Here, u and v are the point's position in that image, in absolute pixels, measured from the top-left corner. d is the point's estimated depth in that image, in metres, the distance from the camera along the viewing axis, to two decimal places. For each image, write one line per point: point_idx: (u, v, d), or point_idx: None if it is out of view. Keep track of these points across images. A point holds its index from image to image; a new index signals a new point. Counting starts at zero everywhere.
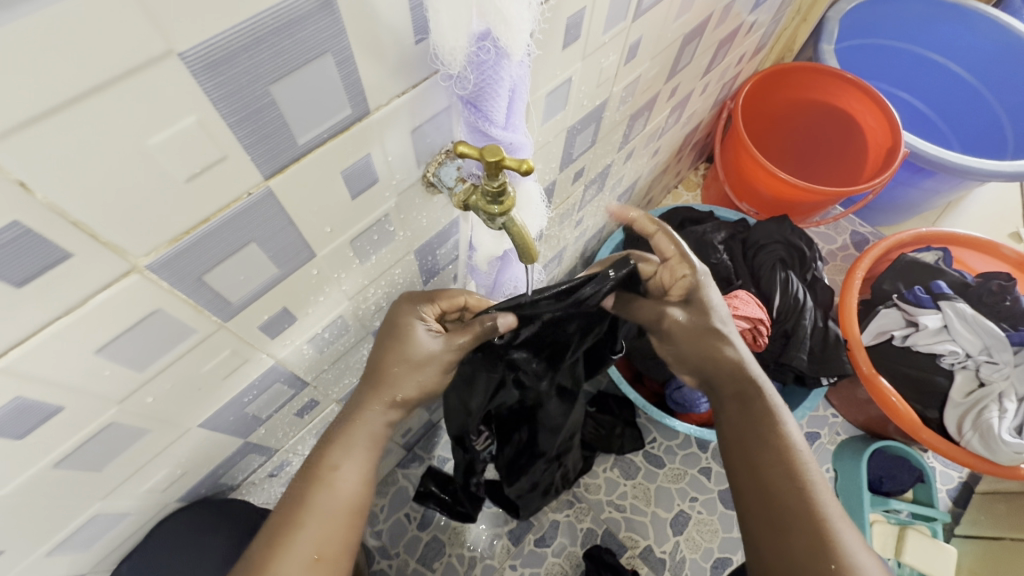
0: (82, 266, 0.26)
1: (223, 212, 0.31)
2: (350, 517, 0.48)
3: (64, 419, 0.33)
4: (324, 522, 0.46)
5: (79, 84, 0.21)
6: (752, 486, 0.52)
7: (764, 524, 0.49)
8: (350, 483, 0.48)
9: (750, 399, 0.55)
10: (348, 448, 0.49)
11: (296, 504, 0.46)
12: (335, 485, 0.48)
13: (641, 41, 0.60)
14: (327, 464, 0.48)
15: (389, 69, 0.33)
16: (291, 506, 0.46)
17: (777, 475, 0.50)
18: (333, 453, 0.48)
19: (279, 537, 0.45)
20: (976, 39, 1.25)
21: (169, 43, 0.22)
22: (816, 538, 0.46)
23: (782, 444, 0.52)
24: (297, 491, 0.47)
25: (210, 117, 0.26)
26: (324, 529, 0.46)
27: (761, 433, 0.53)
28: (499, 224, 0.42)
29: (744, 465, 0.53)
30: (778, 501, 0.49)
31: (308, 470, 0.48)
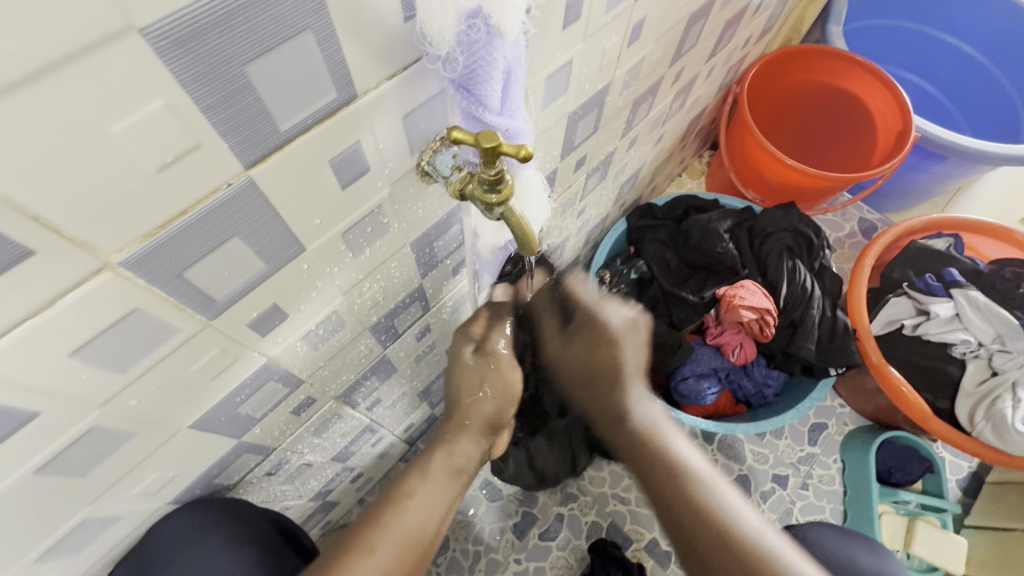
0: (48, 264, 0.25)
1: (202, 205, 0.29)
2: (419, 545, 0.51)
3: (41, 425, 0.32)
4: (395, 542, 0.50)
5: (29, 62, 0.19)
6: (663, 514, 0.60)
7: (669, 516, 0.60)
8: (425, 513, 0.52)
9: (629, 427, 0.64)
10: (426, 479, 0.54)
11: (373, 521, 0.50)
12: (409, 511, 0.52)
13: (645, 21, 0.58)
14: (405, 490, 0.53)
15: (376, 51, 0.30)
16: (368, 521, 0.51)
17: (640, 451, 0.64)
18: (411, 482, 0.54)
19: (357, 544, 0.49)
20: (991, 18, 1.21)
21: (127, 18, 0.20)
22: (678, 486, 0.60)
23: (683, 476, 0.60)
24: (375, 510, 0.51)
25: (180, 100, 0.24)
26: (397, 552, 0.49)
27: (669, 475, 0.60)
28: (497, 214, 0.40)
29: (655, 489, 0.61)
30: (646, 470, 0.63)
31: (389, 494, 0.53)
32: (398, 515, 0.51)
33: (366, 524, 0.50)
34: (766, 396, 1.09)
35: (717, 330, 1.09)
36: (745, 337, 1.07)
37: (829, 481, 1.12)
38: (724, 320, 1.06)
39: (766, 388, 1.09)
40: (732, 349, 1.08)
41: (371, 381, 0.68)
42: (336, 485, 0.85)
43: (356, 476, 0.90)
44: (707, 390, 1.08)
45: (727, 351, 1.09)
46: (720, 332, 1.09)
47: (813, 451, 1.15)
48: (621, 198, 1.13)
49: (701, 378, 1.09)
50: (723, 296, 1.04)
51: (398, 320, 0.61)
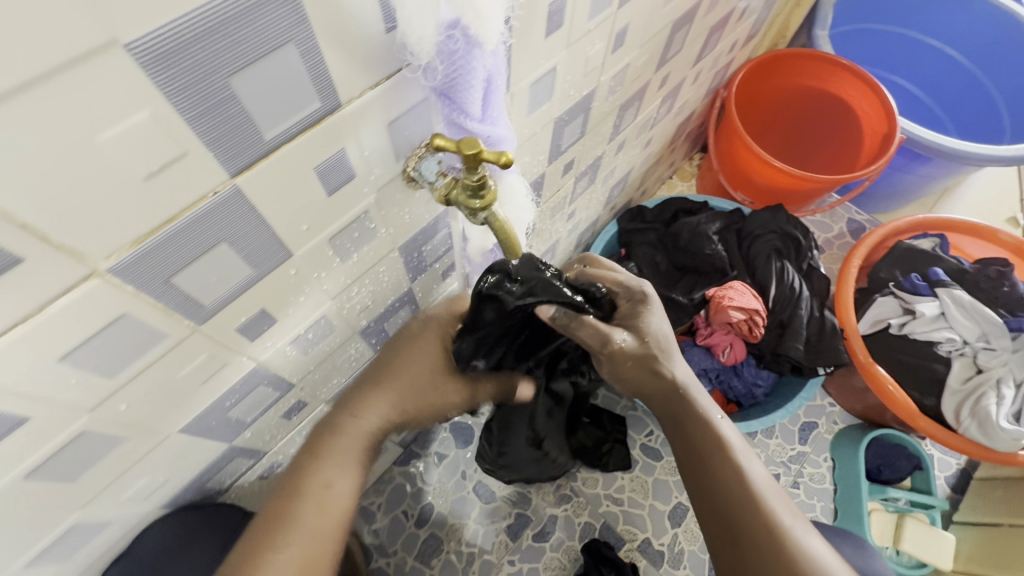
0: (37, 271, 0.25)
1: (189, 212, 0.29)
2: (332, 532, 0.44)
3: (32, 430, 0.32)
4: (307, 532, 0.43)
5: (17, 76, 0.19)
6: (714, 529, 0.52)
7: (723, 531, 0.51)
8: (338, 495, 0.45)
9: (691, 419, 0.54)
10: (339, 455, 0.47)
11: (279, 517, 0.43)
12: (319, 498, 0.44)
13: (629, 28, 0.59)
14: (320, 480, 0.45)
15: (358, 60, 0.31)
16: (273, 517, 0.43)
17: (699, 446, 0.53)
18: (326, 469, 0.46)
19: (261, 547, 0.42)
20: (974, 21, 1.23)
21: (112, 33, 0.21)
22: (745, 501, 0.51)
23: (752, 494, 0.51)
24: (280, 504, 0.44)
25: (165, 111, 0.24)
26: (314, 543, 0.43)
27: (727, 471, 0.52)
28: (481, 219, 0.41)
29: (706, 503, 0.53)
30: (704, 471, 0.53)
31: (296, 482, 0.45)
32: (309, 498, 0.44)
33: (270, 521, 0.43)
34: (756, 396, 1.10)
35: (706, 331, 1.10)
36: (735, 337, 1.08)
37: (819, 479, 1.13)
38: (713, 321, 1.07)
39: (756, 388, 1.09)
40: (722, 349, 1.09)
41: None
42: None
43: None
44: None
45: (717, 351, 1.09)
46: (710, 333, 1.10)
47: (803, 450, 1.16)
48: (611, 201, 1.15)
49: None
50: (713, 297, 1.05)
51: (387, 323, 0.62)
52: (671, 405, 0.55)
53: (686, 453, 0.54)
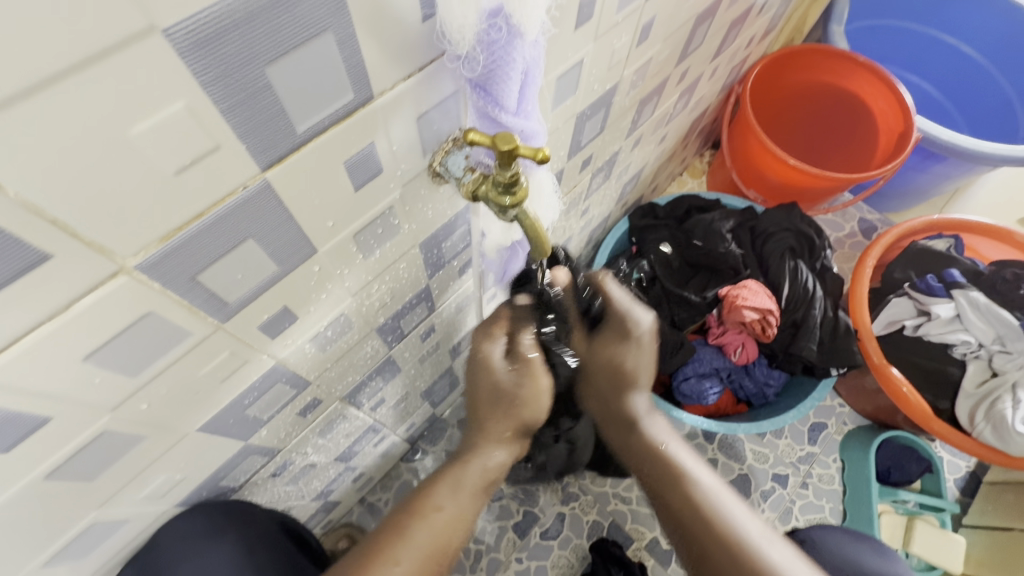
0: (64, 268, 0.24)
1: (218, 208, 0.28)
2: (440, 558, 0.50)
3: (53, 430, 0.31)
4: (417, 553, 0.49)
5: (51, 63, 0.18)
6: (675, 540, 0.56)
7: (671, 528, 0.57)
8: (452, 525, 0.52)
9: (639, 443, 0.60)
10: (457, 491, 0.53)
11: (396, 532, 0.49)
12: (435, 522, 0.51)
13: (654, 21, 0.58)
14: (433, 503, 0.52)
15: (393, 51, 0.30)
16: (389, 532, 0.49)
17: (652, 466, 0.59)
18: (438, 494, 0.53)
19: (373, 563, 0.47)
20: (991, 19, 1.22)
21: (150, 19, 0.20)
22: (684, 504, 0.55)
23: (680, 479, 0.57)
24: (400, 519, 0.51)
25: (200, 101, 0.23)
26: (416, 565, 0.49)
27: (672, 482, 0.57)
28: (511, 216, 0.39)
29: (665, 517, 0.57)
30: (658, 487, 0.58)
31: (413, 503, 0.52)
32: (423, 527, 0.50)
33: (390, 533, 0.49)
34: (767, 396, 1.09)
35: (719, 330, 1.09)
36: (747, 337, 1.07)
37: (828, 480, 1.12)
38: (726, 320, 1.06)
39: (767, 388, 1.09)
40: (734, 349, 1.08)
41: (376, 382, 0.68)
42: (337, 484, 0.85)
43: (357, 475, 0.90)
44: (710, 389, 1.08)
45: (729, 351, 1.08)
46: (722, 333, 1.09)
47: (812, 451, 1.15)
48: (624, 197, 1.13)
49: (703, 378, 1.09)
50: (726, 296, 1.04)
51: (403, 321, 0.61)
52: (623, 421, 0.61)
53: (639, 468, 0.61)
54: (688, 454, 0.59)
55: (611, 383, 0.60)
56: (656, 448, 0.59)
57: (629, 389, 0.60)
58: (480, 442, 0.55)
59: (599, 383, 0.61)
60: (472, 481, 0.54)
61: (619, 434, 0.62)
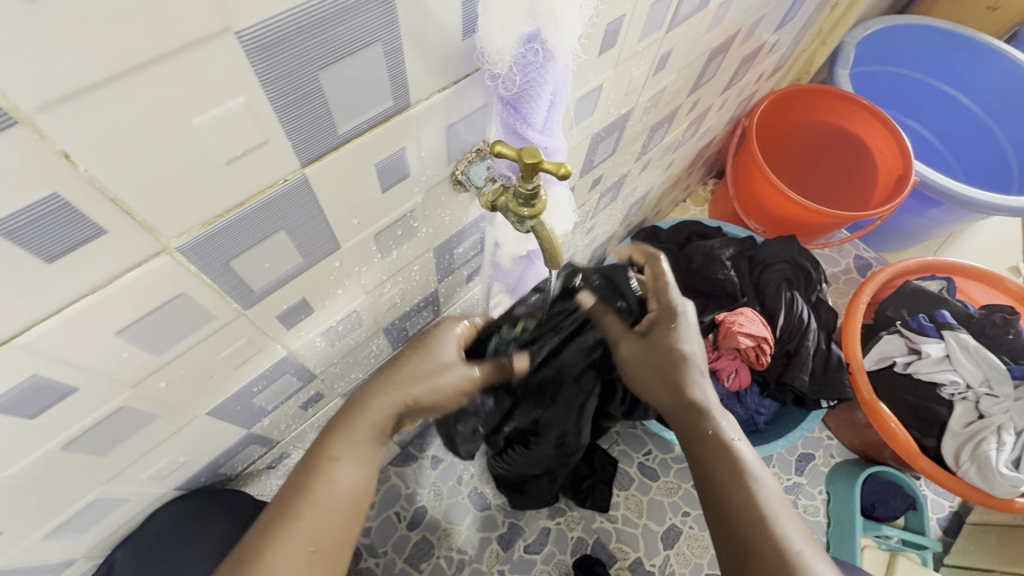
0: (114, 243, 0.25)
1: (257, 198, 0.30)
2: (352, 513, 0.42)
3: (76, 401, 0.32)
4: (326, 517, 0.41)
5: (137, 55, 0.20)
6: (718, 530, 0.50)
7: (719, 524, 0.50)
8: (353, 480, 0.42)
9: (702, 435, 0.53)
10: (351, 438, 0.43)
11: (292, 492, 0.41)
12: (336, 479, 0.42)
13: (671, 52, 0.60)
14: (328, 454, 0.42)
15: (432, 63, 0.32)
16: (291, 491, 0.41)
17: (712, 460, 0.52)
18: (336, 443, 0.43)
19: (273, 529, 0.39)
20: (988, 73, 1.27)
21: (227, 21, 0.21)
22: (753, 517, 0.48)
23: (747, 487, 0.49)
24: (294, 480, 0.42)
25: (258, 98, 0.25)
26: (323, 522, 0.41)
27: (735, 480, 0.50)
28: (527, 227, 0.41)
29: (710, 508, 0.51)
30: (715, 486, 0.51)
31: (308, 457, 0.43)
32: (321, 485, 0.41)
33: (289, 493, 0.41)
34: (757, 424, 1.10)
35: (713, 354, 1.10)
36: (741, 363, 1.08)
37: (813, 512, 1.13)
38: (721, 345, 1.07)
39: (757, 416, 1.10)
40: (727, 374, 1.09)
41: None
42: None
43: None
44: None
45: (722, 376, 1.09)
46: (716, 357, 1.10)
47: (799, 481, 1.16)
48: (627, 219, 1.16)
49: None
50: (723, 321, 1.06)
51: (410, 322, 0.62)
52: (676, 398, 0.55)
53: (699, 471, 0.53)
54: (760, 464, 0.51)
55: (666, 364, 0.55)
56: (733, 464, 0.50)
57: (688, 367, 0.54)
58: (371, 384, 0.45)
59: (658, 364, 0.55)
60: (371, 428, 0.44)
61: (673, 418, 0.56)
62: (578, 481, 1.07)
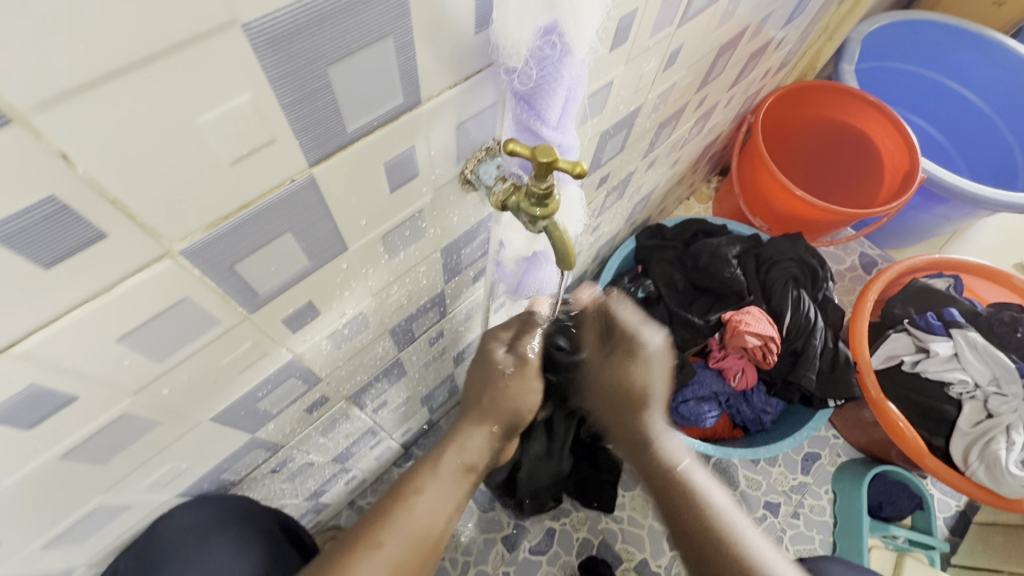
0: (115, 247, 0.24)
1: (263, 199, 0.29)
2: (427, 547, 0.47)
3: (76, 410, 0.31)
4: (403, 541, 0.46)
5: (137, 49, 0.19)
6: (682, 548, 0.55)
7: (689, 550, 0.55)
8: (433, 511, 0.48)
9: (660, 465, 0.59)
10: (437, 473, 0.51)
11: (380, 516, 0.47)
12: (417, 507, 0.48)
13: (682, 48, 0.59)
14: (415, 485, 0.49)
15: (443, 59, 0.31)
16: (374, 516, 0.47)
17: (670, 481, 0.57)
18: (421, 477, 0.50)
19: (360, 541, 0.45)
20: (995, 69, 1.26)
21: (233, 13, 0.20)
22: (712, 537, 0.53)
23: (702, 509, 0.55)
24: (384, 502, 0.49)
25: (265, 95, 0.24)
26: (402, 548, 0.46)
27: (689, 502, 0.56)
28: (540, 227, 0.40)
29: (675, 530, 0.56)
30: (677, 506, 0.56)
31: (397, 488, 0.50)
32: (407, 511, 0.48)
33: (374, 518, 0.47)
34: (764, 423, 1.09)
35: (719, 353, 1.09)
36: (748, 362, 1.07)
37: (819, 512, 1.12)
38: (727, 344, 1.07)
39: (764, 415, 1.09)
40: (733, 374, 1.08)
41: (381, 383, 0.68)
42: (331, 484, 0.84)
43: (351, 477, 0.90)
44: (707, 412, 1.08)
45: (729, 375, 1.08)
46: (723, 356, 1.09)
47: (805, 481, 1.16)
48: (632, 217, 1.15)
49: (702, 401, 1.09)
50: (729, 320, 1.05)
51: (416, 324, 0.61)
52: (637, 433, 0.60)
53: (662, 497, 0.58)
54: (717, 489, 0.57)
55: (623, 399, 0.60)
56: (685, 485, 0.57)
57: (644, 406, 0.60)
58: (466, 425, 0.54)
59: (619, 392, 0.60)
60: (452, 465, 0.52)
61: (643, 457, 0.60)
62: (585, 484, 1.05)
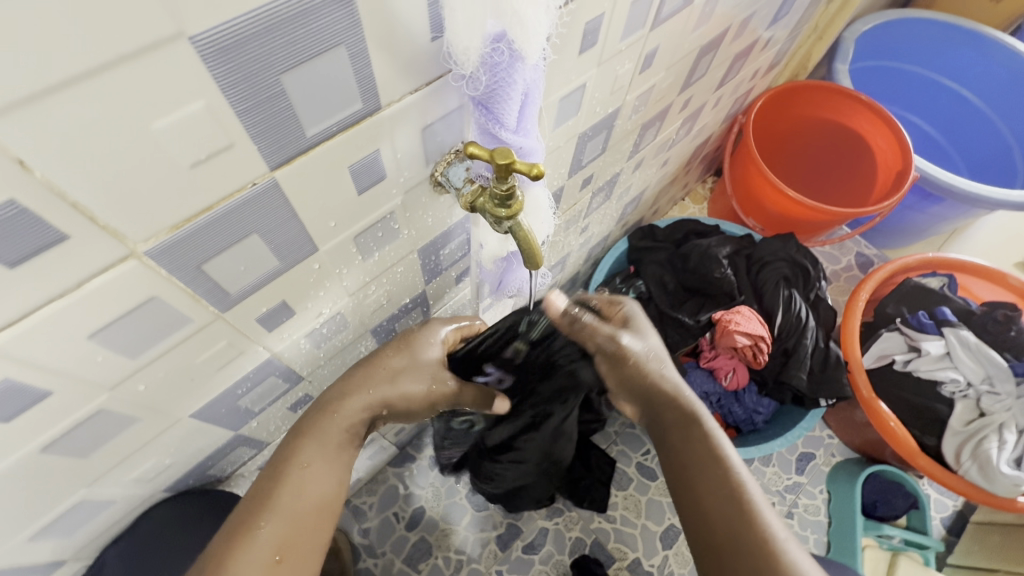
0: (79, 247, 0.26)
1: (226, 202, 0.30)
2: (321, 517, 0.45)
3: (52, 404, 0.32)
4: (287, 519, 0.43)
5: (86, 62, 0.20)
6: (692, 522, 0.49)
7: (702, 534, 0.48)
8: (319, 486, 0.44)
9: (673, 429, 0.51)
10: (323, 446, 0.46)
11: (260, 498, 0.43)
12: (300, 482, 0.44)
13: (658, 50, 0.60)
14: (297, 461, 0.44)
15: (401, 66, 0.32)
16: (256, 496, 0.43)
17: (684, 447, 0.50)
18: (304, 450, 0.45)
19: (241, 527, 0.42)
20: (991, 66, 1.25)
21: (180, 26, 0.21)
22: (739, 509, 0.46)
23: (724, 472, 0.48)
24: (262, 487, 0.44)
25: (218, 103, 0.25)
26: (289, 526, 0.43)
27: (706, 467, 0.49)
28: (505, 228, 0.41)
29: (688, 507, 0.49)
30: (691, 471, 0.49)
31: (276, 466, 0.45)
32: (287, 490, 0.43)
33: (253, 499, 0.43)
34: (756, 423, 1.09)
35: (710, 353, 1.10)
36: (739, 362, 1.08)
37: (814, 511, 1.12)
38: (718, 344, 1.07)
39: (756, 415, 1.09)
40: (725, 373, 1.09)
41: None
42: None
43: None
44: None
45: (720, 374, 1.09)
46: (714, 356, 1.10)
47: (799, 481, 1.15)
48: (623, 218, 1.16)
49: None
50: (719, 320, 1.05)
51: (398, 324, 0.63)
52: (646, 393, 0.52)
53: (671, 461, 0.51)
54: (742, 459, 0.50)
55: (630, 374, 0.52)
56: (718, 465, 0.48)
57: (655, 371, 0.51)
58: (338, 390, 0.48)
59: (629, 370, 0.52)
60: (337, 434, 0.47)
61: (654, 419, 0.53)
62: (574, 481, 1.06)
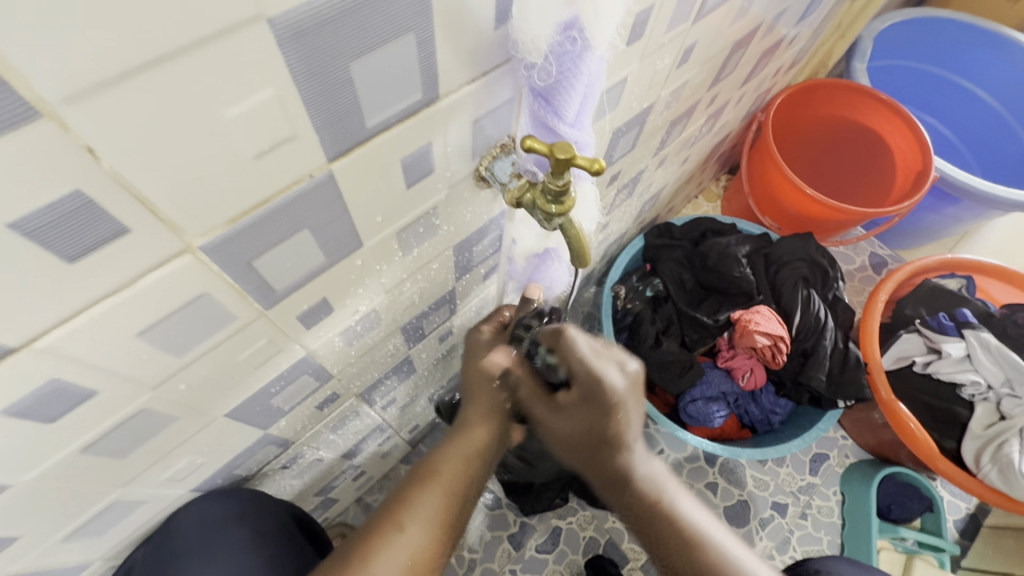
0: (137, 243, 0.24)
1: (282, 195, 0.29)
2: (449, 527, 0.47)
3: (96, 404, 0.31)
4: (424, 527, 0.45)
5: (163, 45, 0.19)
6: None
7: None
8: (456, 492, 0.48)
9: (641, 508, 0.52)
10: (456, 455, 0.50)
11: (400, 502, 0.46)
12: (441, 489, 0.47)
13: (695, 45, 0.59)
14: (434, 468, 0.48)
15: (462, 55, 0.31)
16: (395, 502, 0.46)
17: (647, 519, 0.51)
18: (440, 459, 0.49)
19: (380, 527, 0.45)
20: (1007, 67, 1.24)
21: (260, 7, 0.20)
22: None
23: (690, 541, 0.50)
24: (402, 491, 0.47)
25: (288, 91, 0.24)
26: (423, 536, 0.45)
27: (680, 539, 0.50)
28: (555, 224, 0.40)
29: (669, 571, 0.51)
30: (661, 538, 0.51)
31: (415, 471, 0.48)
32: (426, 496, 0.46)
33: (395, 502, 0.46)
34: (772, 423, 1.09)
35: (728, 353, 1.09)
36: (756, 362, 1.07)
37: (827, 513, 1.12)
38: (737, 344, 1.06)
39: (773, 415, 1.09)
40: (742, 374, 1.08)
41: (391, 380, 0.68)
42: (338, 481, 0.85)
43: (359, 474, 0.91)
44: (716, 412, 1.07)
45: (737, 374, 1.08)
46: (731, 356, 1.09)
47: (813, 481, 1.15)
48: (640, 216, 1.14)
49: (710, 401, 1.08)
50: (738, 320, 1.04)
51: (426, 321, 0.61)
52: (613, 476, 0.53)
53: (641, 532, 0.53)
54: (704, 518, 0.52)
55: (593, 440, 0.52)
56: (683, 535, 0.50)
57: (619, 440, 0.51)
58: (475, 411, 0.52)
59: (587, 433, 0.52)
60: (473, 446, 0.51)
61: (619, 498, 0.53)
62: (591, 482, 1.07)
